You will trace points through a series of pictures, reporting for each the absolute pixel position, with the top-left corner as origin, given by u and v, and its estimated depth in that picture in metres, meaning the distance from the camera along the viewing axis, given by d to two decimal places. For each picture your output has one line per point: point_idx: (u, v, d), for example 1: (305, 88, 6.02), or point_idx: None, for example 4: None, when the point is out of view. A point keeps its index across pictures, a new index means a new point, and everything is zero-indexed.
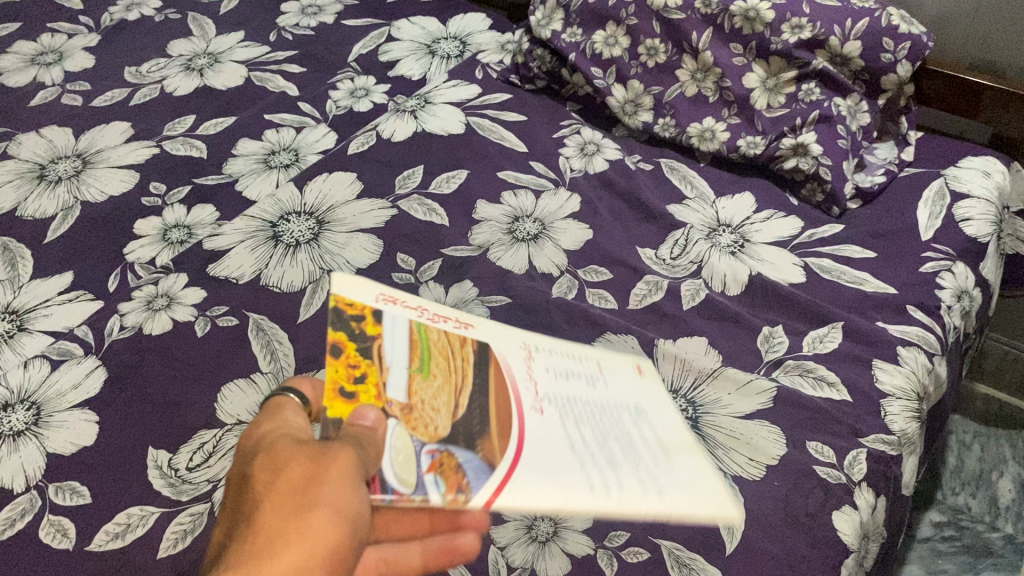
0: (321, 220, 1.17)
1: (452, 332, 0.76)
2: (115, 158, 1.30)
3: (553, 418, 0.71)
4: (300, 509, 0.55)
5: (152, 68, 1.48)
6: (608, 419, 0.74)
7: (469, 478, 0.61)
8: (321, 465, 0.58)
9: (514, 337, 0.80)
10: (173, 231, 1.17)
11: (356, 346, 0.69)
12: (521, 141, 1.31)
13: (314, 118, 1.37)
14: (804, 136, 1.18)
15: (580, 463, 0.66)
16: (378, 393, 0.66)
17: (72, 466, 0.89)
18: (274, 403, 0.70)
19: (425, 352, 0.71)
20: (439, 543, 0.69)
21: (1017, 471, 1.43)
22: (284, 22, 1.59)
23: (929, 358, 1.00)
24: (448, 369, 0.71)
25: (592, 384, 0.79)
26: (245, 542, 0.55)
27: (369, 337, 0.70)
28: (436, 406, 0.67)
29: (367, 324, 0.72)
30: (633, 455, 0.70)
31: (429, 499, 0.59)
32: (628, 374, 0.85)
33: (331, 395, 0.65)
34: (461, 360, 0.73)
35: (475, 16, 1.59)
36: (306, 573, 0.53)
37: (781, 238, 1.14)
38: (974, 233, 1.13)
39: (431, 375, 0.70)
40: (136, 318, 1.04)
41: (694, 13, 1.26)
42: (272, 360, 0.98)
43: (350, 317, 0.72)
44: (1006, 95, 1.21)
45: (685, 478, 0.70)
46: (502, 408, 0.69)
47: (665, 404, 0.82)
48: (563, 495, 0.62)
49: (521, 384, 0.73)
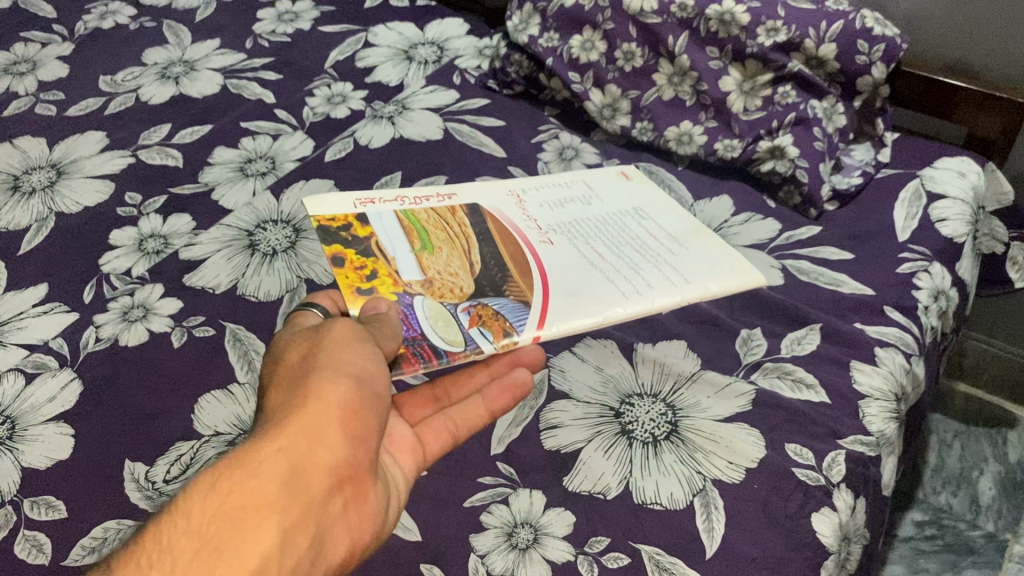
0: (298, 227, 1.16)
1: (438, 208, 1.15)
2: (90, 168, 1.28)
3: (560, 244, 1.09)
4: (306, 380, 0.72)
5: (127, 77, 1.47)
6: (611, 228, 1.12)
7: (510, 321, 0.97)
8: (321, 345, 0.76)
9: (505, 191, 1.19)
10: (149, 241, 1.16)
11: (358, 251, 1.06)
12: (499, 146, 1.31)
13: (291, 125, 1.36)
14: (781, 139, 1.19)
15: (607, 277, 1.03)
16: (395, 280, 1.01)
17: (48, 480, 0.88)
18: (296, 315, 0.86)
19: (421, 234, 1.10)
20: (501, 386, 0.90)
21: (997, 469, 1.44)
22: (261, 29, 1.58)
23: (907, 358, 1.00)
24: (446, 240, 1.10)
25: (584, 203, 1.17)
26: (270, 414, 0.72)
27: (365, 240, 1.08)
28: (451, 268, 1.05)
29: (358, 231, 1.10)
30: (638, 255, 1.07)
31: (482, 348, 0.94)
32: (616, 183, 1.21)
33: (353, 294, 0.99)
34: (456, 228, 1.12)
35: (452, 21, 1.59)
36: (321, 424, 0.69)
37: (759, 241, 1.14)
38: (950, 233, 1.14)
39: (433, 251, 1.07)
40: (112, 330, 1.03)
41: (669, 17, 1.25)
42: (249, 370, 0.98)
43: (344, 232, 1.09)
44: (980, 96, 1.22)
45: (695, 256, 1.08)
46: (518, 253, 1.07)
47: (653, 198, 1.19)
48: (595, 305, 0.99)
49: (530, 228, 1.12)
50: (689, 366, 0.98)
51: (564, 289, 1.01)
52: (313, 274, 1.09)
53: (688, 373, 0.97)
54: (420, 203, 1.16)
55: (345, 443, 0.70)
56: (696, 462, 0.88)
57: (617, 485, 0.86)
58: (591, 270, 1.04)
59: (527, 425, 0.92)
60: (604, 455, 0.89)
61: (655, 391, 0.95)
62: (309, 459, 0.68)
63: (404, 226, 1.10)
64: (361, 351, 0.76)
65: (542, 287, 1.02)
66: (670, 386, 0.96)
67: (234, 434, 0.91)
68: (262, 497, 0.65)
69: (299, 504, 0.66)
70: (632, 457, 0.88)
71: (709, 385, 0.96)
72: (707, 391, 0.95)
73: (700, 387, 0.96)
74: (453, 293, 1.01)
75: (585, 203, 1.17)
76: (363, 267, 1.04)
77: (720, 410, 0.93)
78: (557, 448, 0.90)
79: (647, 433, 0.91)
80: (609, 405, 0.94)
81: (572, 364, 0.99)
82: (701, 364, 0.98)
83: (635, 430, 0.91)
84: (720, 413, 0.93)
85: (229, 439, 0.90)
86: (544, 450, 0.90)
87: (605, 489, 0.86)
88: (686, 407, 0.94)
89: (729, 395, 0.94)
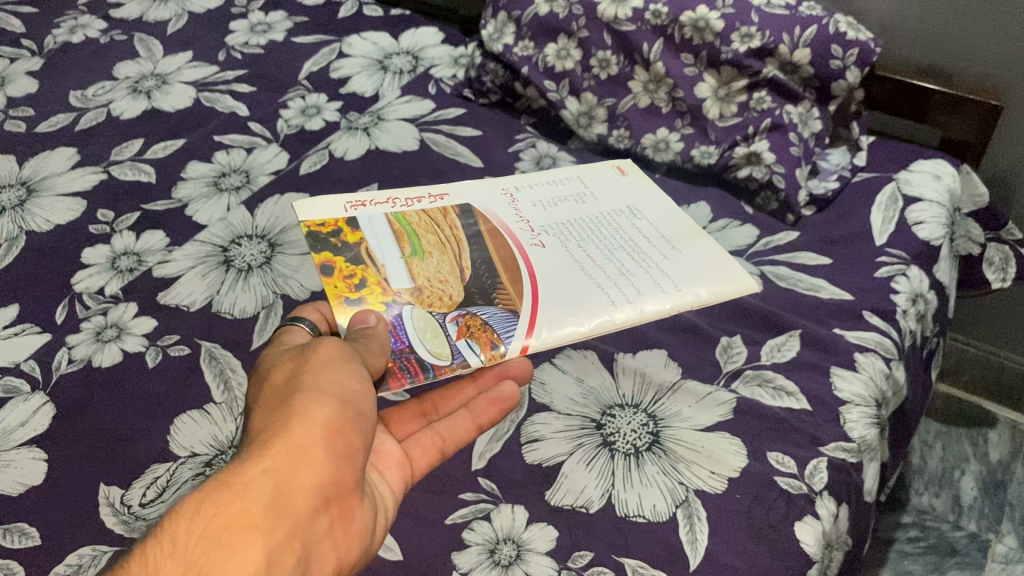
0: (273, 242, 1.15)
1: (432, 210, 1.16)
2: (60, 185, 1.27)
3: (553, 247, 1.08)
4: (291, 394, 0.71)
5: (98, 92, 1.45)
6: (605, 230, 1.12)
7: (496, 333, 0.97)
8: (306, 362, 0.75)
9: (498, 189, 1.20)
10: (122, 259, 1.14)
11: (345, 256, 1.06)
12: (476, 156, 1.30)
13: (265, 138, 1.35)
14: (758, 145, 1.20)
15: (597, 283, 1.02)
16: (384, 286, 1.02)
17: (20, 507, 0.86)
18: (282, 330, 0.86)
19: (412, 237, 1.10)
20: (487, 398, 0.89)
21: (979, 469, 1.45)
22: (234, 41, 1.56)
23: (886, 363, 1.01)
24: (437, 243, 1.10)
25: (580, 203, 1.17)
26: (257, 431, 0.70)
27: (353, 245, 1.08)
28: (440, 273, 1.04)
29: (346, 235, 1.10)
30: (631, 262, 1.06)
31: (469, 362, 0.93)
32: (614, 179, 1.22)
33: (341, 302, 1.00)
34: (449, 231, 1.12)
35: (426, 30, 1.58)
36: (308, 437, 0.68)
37: (737, 247, 1.14)
38: (927, 236, 1.14)
39: (424, 254, 1.07)
40: (85, 351, 1.01)
41: (643, 25, 1.25)
42: (225, 390, 0.96)
43: (332, 235, 1.10)
44: (953, 99, 1.23)
45: (684, 262, 1.07)
46: (509, 261, 1.06)
47: (650, 199, 1.19)
48: (584, 314, 0.98)
49: (524, 231, 1.11)
50: (669, 376, 0.98)
51: (555, 295, 1.01)
52: (289, 289, 1.08)
53: (669, 382, 0.97)
54: (411, 207, 1.16)
55: (331, 460, 0.69)
56: (678, 472, 0.87)
57: (599, 498, 0.85)
58: (583, 273, 1.04)
59: (508, 439, 0.91)
60: (585, 464, 0.88)
61: (636, 402, 0.95)
62: (295, 476, 0.66)
63: (394, 229, 1.11)
64: (347, 370, 0.76)
65: (531, 296, 1.01)
66: (651, 397, 0.95)
67: (212, 454, 0.90)
68: (250, 516, 0.63)
69: (285, 523, 0.64)
70: (614, 469, 0.88)
71: (689, 394, 0.95)
72: (688, 401, 0.95)
73: (681, 397, 0.95)
74: (442, 300, 1.01)
75: (581, 200, 1.18)
76: (352, 275, 1.03)
77: (701, 419, 0.93)
78: (539, 462, 0.89)
79: (629, 444, 0.90)
80: (591, 417, 0.93)
81: (553, 375, 0.98)
82: (682, 373, 0.98)
83: (616, 441, 0.90)
84: (701, 423, 0.92)
85: (206, 460, 0.89)
86: (526, 464, 0.89)
87: (589, 500, 0.85)
88: (668, 417, 0.93)
89: (709, 404, 0.94)
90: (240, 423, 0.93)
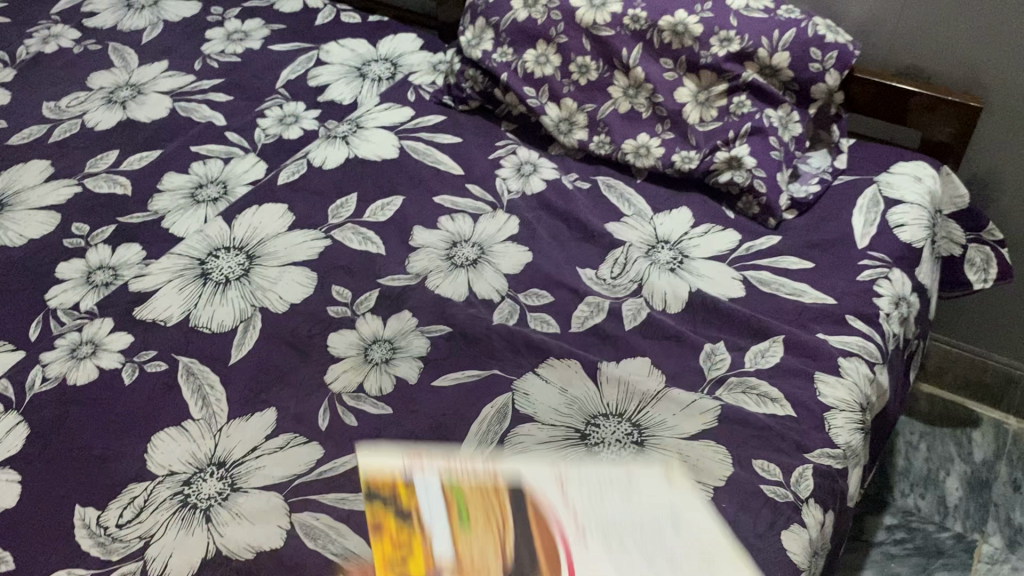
0: (251, 254, 1.13)
1: (480, 467, 0.88)
2: (34, 199, 1.25)
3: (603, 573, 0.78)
4: None
5: (71, 103, 1.43)
6: (654, 533, 0.81)
7: None
8: None
9: (545, 479, 0.87)
10: (98, 273, 1.12)
11: (396, 523, 0.83)
12: (456, 163, 1.29)
13: (243, 148, 1.34)
14: (737, 149, 1.19)
15: None
16: (427, 556, 0.81)
17: None
18: None
19: (462, 509, 0.84)
20: None
21: (963, 469, 1.45)
22: (210, 50, 1.55)
23: (870, 367, 1.00)
24: (490, 521, 0.83)
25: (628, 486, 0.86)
26: None
27: (405, 512, 0.84)
28: (485, 553, 0.81)
29: (401, 496, 0.85)
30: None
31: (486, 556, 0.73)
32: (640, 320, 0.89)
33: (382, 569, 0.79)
34: (501, 511, 0.84)
35: (405, 37, 1.57)
36: None
37: (719, 253, 1.14)
38: (908, 238, 1.14)
39: (475, 529, 0.83)
40: (60, 368, 0.99)
41: (622, 30, 1.24)
42: (203, 406, 0.95)
43: (384, 494, 0.86)
44: (932, 100, 1.23)
45: None
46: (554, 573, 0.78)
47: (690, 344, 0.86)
48: None
49: (571, 560, 0.79)
50: (653, 384, 0.97)
51: None
52: (268, 302, 1.07)
53: (653, 391, 0.96)
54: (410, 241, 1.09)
55: None
56: (663, 482, 0.87)
57: None
58: None
59: (492, 451, 0.90)
60: (578, 489, 0.86)
61: (620, 411, 0.94)
62: None
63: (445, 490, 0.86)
64: None
65: None
66: (635, 405, 0.94)
67: (190, 473, 0.88)
68: None
69: None
70: (599, 480, 0.87)
71: (674, 402, 0.95)
72: (672, 409, 0.94)
73: (665, 405, 0.94)
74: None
75: (622, 468, 0.88)
76: (396, 534, 0.82)
77: (686, 427, 0.92)
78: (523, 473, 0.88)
79: (614, 454, 0.89)
80: (575, 427, 0.92)
81: (536, 386, 0.97)
82: (666, 382, 0.97)
83: (601, 452, 0.90)
84: (686, 431, 0.91)
85: (184, 479, 0.88)
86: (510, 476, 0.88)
87: (582, 526, 0.82)
88: (652, 425, 0.92)
89: (694, 412, 0.93)
90: (219, 440, 0.92)
